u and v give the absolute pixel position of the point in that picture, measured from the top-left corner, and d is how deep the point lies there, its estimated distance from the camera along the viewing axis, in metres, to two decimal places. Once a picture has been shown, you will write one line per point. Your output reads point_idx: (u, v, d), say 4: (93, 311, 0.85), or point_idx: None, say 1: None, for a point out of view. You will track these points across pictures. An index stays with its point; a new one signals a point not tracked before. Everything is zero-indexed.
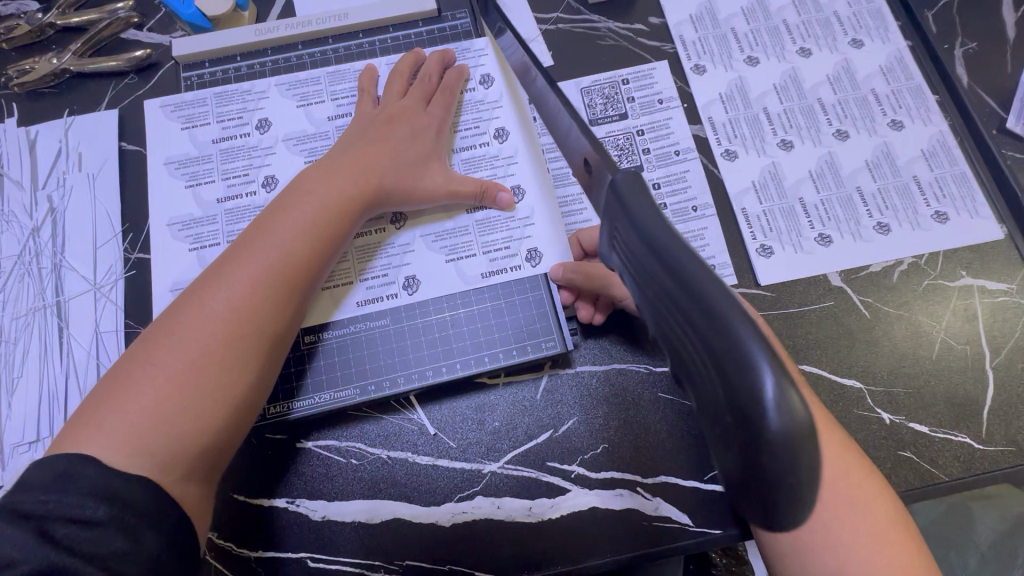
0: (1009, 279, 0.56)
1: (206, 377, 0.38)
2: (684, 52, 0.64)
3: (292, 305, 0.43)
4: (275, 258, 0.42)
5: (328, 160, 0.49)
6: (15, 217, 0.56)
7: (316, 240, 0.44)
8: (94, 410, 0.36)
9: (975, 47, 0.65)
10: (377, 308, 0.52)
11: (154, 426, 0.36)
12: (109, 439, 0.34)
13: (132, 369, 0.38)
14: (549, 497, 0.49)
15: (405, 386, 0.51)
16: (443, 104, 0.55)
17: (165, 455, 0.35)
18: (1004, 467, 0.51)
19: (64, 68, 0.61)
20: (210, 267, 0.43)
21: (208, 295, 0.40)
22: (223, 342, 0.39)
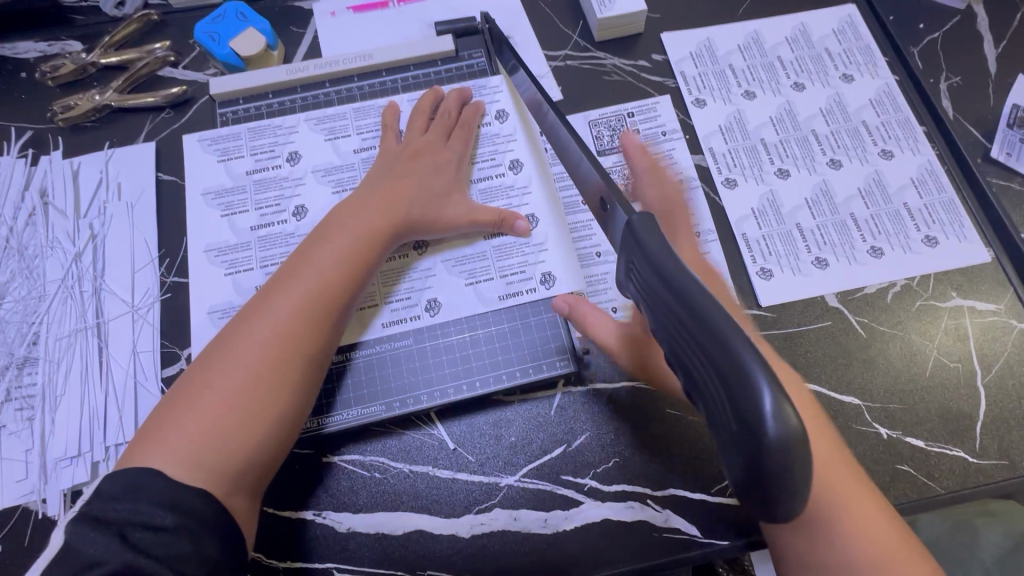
0: (998, 300, 0.59)
1: (256, 398, 0.45)
2: (685, 87, 0.68)
3: (326, 331, 0.49)
4: (311, 290, 0.49)
5: (357, 196, 0.55)
6: (59, 243, 0.60)
7: (346, 274, 0.51)
8: (166, 422, 0.44)
9: (959, 81, 0.69)
10: (400, 329, 0.56)
11: (213, 441, 0.43)
12: (175, 450, 0.42)
13: (193, 390, 0.45)
14: (564, 509, 0.52)
15: (427, 403, 0.54)
16: (461, 138, 0.60)
17: (219, 467, 0.43)
18: (998, 480, 0.53)
19: (106, 104, 0.65)
20: (257, 297, 0.50)
21: (257, 323, 0.48)
22: (270, 368, 0.46)
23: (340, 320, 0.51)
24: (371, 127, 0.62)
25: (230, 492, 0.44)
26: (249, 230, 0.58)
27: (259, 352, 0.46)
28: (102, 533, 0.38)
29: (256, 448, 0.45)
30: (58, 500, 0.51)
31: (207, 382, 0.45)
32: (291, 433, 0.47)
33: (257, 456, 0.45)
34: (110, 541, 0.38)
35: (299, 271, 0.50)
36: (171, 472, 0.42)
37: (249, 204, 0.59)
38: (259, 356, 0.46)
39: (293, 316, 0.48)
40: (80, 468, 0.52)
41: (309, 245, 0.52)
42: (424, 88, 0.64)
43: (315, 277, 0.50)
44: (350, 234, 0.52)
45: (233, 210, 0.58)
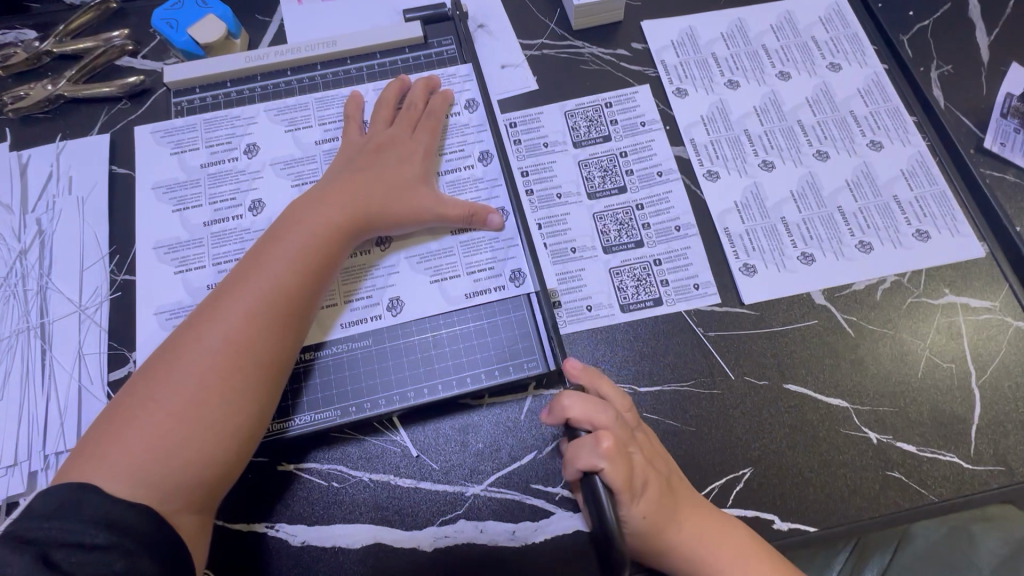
0: (993, 297, 0.56)
1: (205, 408, 0.42)
2: (666, 76, 0.65)
3: (285, 336, 0.46)
4: (267, 292, 0.46)
5: (318, 191, 0.52)
6: (3, 240, 0.57)
7: (304, 273, 0.48)
8: (108, 437, 0.41)
9: (951, 70, 0.66)
10: (358, 330, 0.53)
11: (158, 458, 0.40)
12: (118, 467, 0.40)
13: (139, 398, 0.42)
14: (533, 520, 0.49)
15: (388, 408, 0.51)
16: (430, 129, 0.57)
17: (165, 486, 0.40)
18: (995, 486, 0.50)
19: (59, 94, 0.62)
20: (210, 300, 0.47)
21: (208, 328, 0.44)
22: (222, 377, 0.43)
23: (300, 324, 0.48)
24: (334, 117, 0.59)
25: (177, 509, 0.41)
26: (203, 224, 0.55)
27: (210, 360, 0.43)
28: (23, 554, 0.35)
29: (208, 464, 0.42)
30: None
31: (153, 393, 0.42)
32: (249, 445, 0.44)
33: (209, 470, 0.42)
34: (31, 562, 0.34)
35: (255, 272, 0.47)
36: (112, 490, 0.39)
37: (203, 198, 0.56)
38: (210, 364, 0.43)
39: (248, 320, 0.45)
40: (16, 478, 0.49)
41: (267, 243, 0.49)
42: (391, 77, 0.61)
43: (272, 278, 0.46)
44: (311, 232, 0.49)
45: (189, 204, 0.56)
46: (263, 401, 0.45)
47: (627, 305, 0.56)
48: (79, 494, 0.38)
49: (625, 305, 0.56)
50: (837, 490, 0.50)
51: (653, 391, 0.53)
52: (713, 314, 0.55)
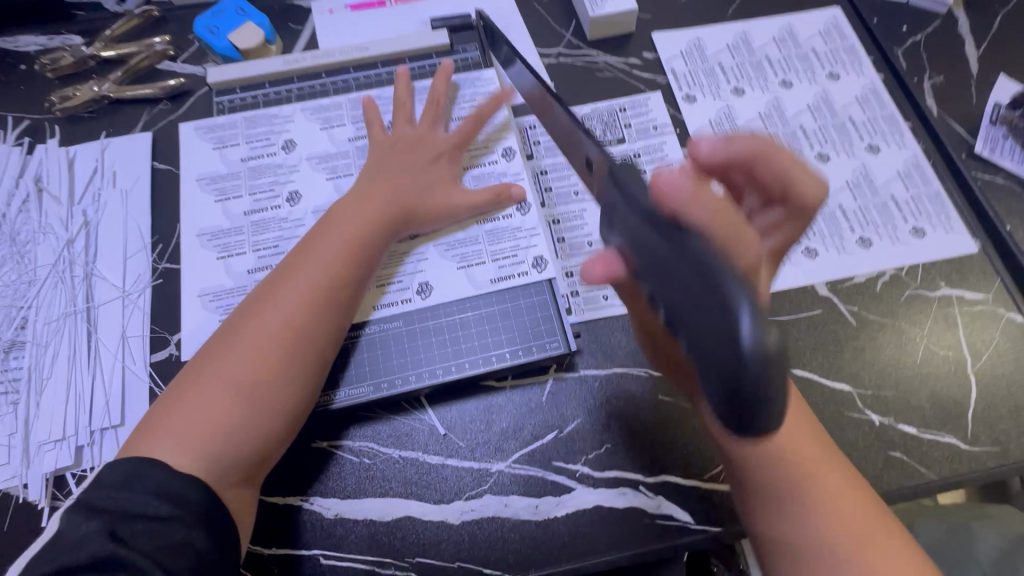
0: (985, 290, 0.60)
1: (265, 388, 0.45)
2: (676, 83, 0.69)
3: (336, 323, 0.49)
4: (320, 280, 0.49)
5: (359, 189, 0.56)
6: (52, 229, 0.60)
7: (352, 264, 0.51)
8: (168, 413, 0.43)
9: (943, 80, 0.70)
10: (391, 311, 0.56)
11: (220, 433, 0.43)
12: (178, 441, 0.42)
13: (200, 378, 0.45)
14: (555, 495, 0.51)
15: (413, 384, 0.53)
16: (463, 136, 0.61)
17: (224, 460, 0.43)
18: (992, 466, 0.53)
19: (104, 95, 0.66)
20: (263, 287, 0.50)
21: (264, 312, 0.47)
22: (279, 359, 0.46)
23: (348, 312, 0.51)
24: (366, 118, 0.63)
25: (231, 483, 0.43)
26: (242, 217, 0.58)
27: (268, 342, 0.46)
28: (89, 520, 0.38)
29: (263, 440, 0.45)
30: (41, 484, 0.50)
31: (213, 373, 0.45)
32: (297, 423, 0.47)
33: (263, 446, 0.45)
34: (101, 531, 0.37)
35: (307, 261, 0.50)
36: (177, 464, 0.41)
37: (243, 191, 0.59)
38: (267, 346, 0.46)
39: (303, 307, 0.48)
40: (64, 452, 0.51)
41: (316, 235, 0.52)
42: (420, 81, 0.65)
43: (321, 268, 0.50)
44: (358, 224, 0.52)
45: (229, 197, 0.59)
46: (314, 382, 0.48)
47: None
48: (143, 466, 0.40)
49: None
50: None
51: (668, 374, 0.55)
52: None
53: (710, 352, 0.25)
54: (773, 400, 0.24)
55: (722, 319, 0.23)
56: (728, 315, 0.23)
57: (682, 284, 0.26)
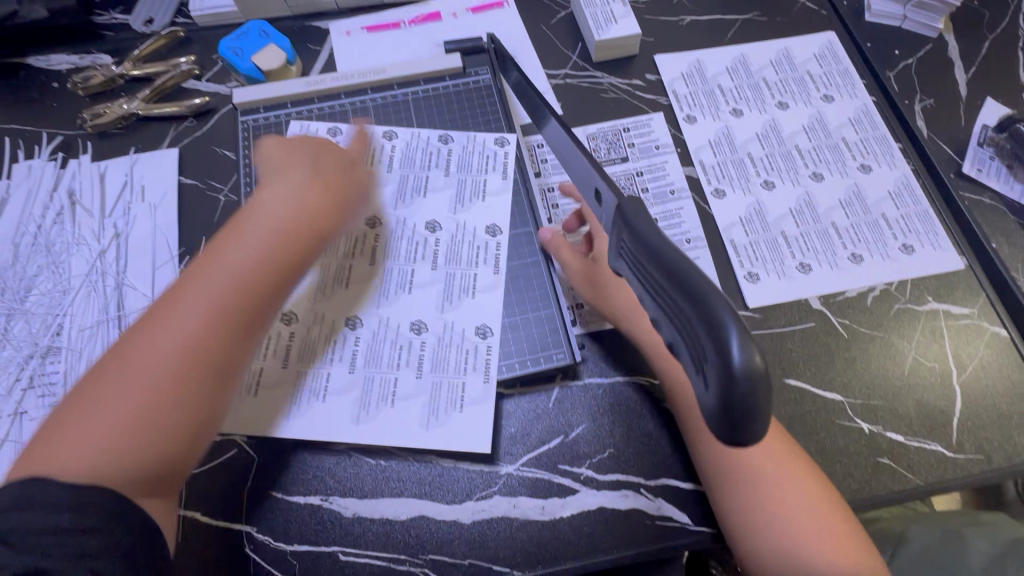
0: (971, 304, 0.63)
1: (165, 407, 0.44)
2: (677, 104, 0.73)
3: (239, 347, 0.48)
4: (213, 301, 0.47)
5: (274, 200, 0.54)
6: (85, 241, 0.63)
7: (242, 285, 0.49)
8: (63, 425, 0.43)
9: (932, 102, 0.74)
10: (396, 320, 0.59)
11: (111, 450, 0.42)
12: (78, 454, 0.42)
13: (88, 395, 0.44)
14: (561, 497, 0.54)
15: (488, 355, 0.58)
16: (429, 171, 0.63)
17: (125, 475, 0.42)
18: (975, 473, 0.56)
19: (133, 112, 0.69)
20: (163, 297, 0.48)
21: (163, 323, 0.46)
22: (174, 374, 0.45)
23: (260, 324, 0.50)
24: (382, 133, 0.66)
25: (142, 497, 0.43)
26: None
27: (166, 361, 0.45)
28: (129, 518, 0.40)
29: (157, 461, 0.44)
30: None
31: (102, 385, 0.44)
32: (206, 436, 0.47)
33: (167, 458, 0.44)
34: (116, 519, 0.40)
35: (214, 271, 0.49)
36: (65, 479, 0.41)
37: None
38: (163, 359, 0.45)
39: (206, 317, 0.47)
40: None
41: (232, 239, 0.51)
42: (434, 102, 0.69)
43: (235, 277, 0.49)
44: (278, 232, 0.52)
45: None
46: (219, 396, 0.47)
47: None
48: (43, 484, 0.40)
49: None
50: (832, 474, 0.55)
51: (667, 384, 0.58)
52: None
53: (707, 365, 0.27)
54: (761, 414, 0.26)
55: (716, 337, 0.26)
56: (721, 334, 0.26)
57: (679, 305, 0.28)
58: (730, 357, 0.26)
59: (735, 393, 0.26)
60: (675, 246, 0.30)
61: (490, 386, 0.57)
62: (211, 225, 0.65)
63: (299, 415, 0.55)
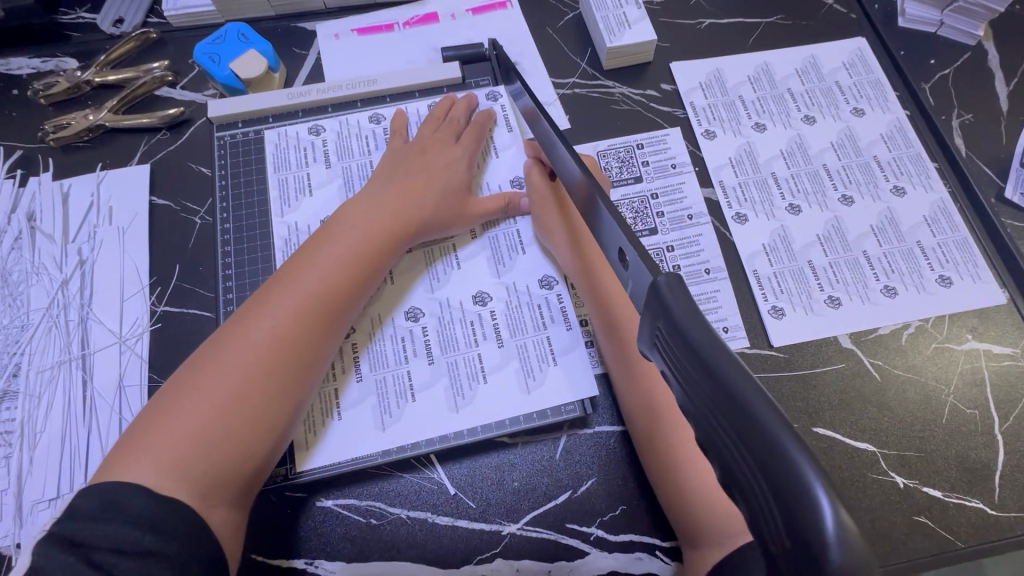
0: (1014, 343, 0.58)
1: (250, 403, 0.43)
2: (695, 117, 0.67)
3: (325, 340, 0.47)
4: (309, 295, 0.47)
5: (366, 194, 0.54)
6: (45, 269, 0.58)
7: (336, 277, 0.48)
8: (146, 427, 0.40)
9: (971, 117, 0.68)
10: (457, 299, 0.55)
11: (201, 451, 0.40)
12: (160, 457, 0.39)
13: (177, 394, 0.42)
14: (568, 560, 0.49)
15: (562, 305, 0.55)
16: (473, 139, 0.59)
17: (207, 481, 0.40)
18: (1019, 533, 0.51)
19: (100, 123, 0.63)
20: (250, 299, 0.47)
21: (252, 323, 0.45)
22: (262, 375, 0.43)
23: (341, 327, 0.49)
24: (367, 118, 0.62)
25: (213, 507, 0.40)
26: (295, 243, 0.56)
27: (258, 354, 0.44)
28: None
29: (237, 462, 0.42)
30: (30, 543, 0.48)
31: (190, 385, 0.42)
32: (280, 443, 0.45)
33: (243, 465, 0.42)
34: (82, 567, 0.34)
35: (301, 271, 0.48)
36: (151, 485, 0.38)
37: (247, 236, 0.57)
38: (253, 359, 0.44)
39: (295, 317, 0.46)
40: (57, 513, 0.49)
41: (317, 239, 0.50)
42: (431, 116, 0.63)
43: (322, 277, 0.48)
44: (360, 232, 0.51)
45: (277, 231, 0.57)
46: (299, 401, 0.46)
47: None
48: (120, 490, 0.37)
49: None
50: (865, 534, 0.51)
51: None
52: (743, 356, 0.57)
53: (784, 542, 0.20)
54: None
55: (794, 510, 0.19)
56: (802, 508, 0.19)
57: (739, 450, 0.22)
58: (819, 541, 0.19)
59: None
60: (730, 355, 0.23)
61: (576, 333, 0.54)
62: (185, 251, 0.59)
63: (393, 421, 0.51)
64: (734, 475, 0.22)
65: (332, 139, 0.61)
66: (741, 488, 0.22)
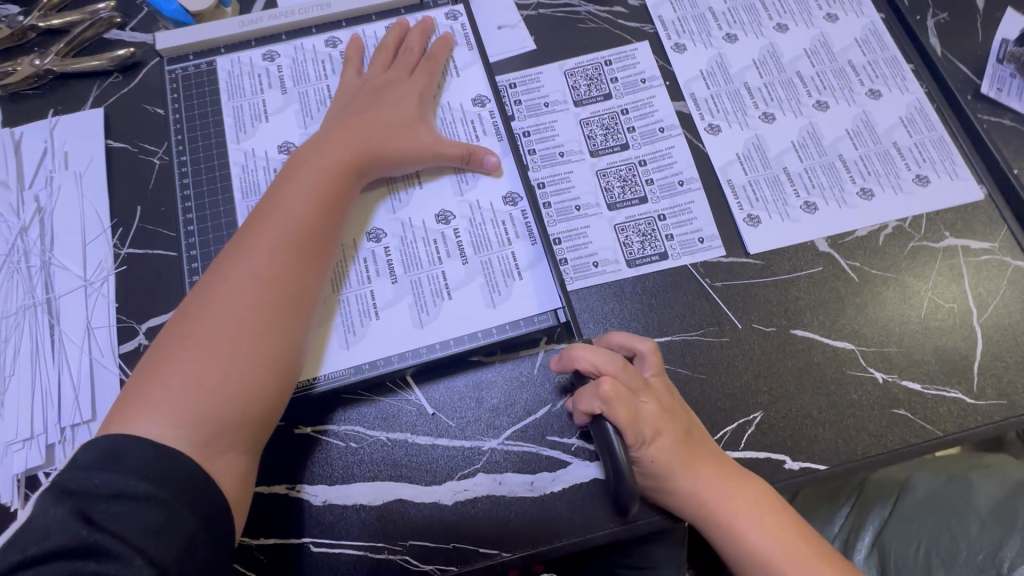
0: (992, 238, 0.57)
1: (243, 342, 0.42)
2: (664, 31, 0.65)
3: (311, 272, 0.46)
4: (286, 231, 0.46)
5: (326, 129, 0.52)
6: (3, 217, 0.56)
7: (310, 212, 0.47)
8: (143, 382, 0.40)
9: (946, 17, 0.66)
10: (419, 219, 0.54)
11: (199, 395, 0.40)
12: (162, 409, 0.39)
13: (169, 348, 0.41)
14: (550, 470, 0.49)
15: (527, 220, 0.54)
16: (429, 71, 0.58)
17: (211, 424, 0.39)
18: (997, 419, 0.51)
19: (48, 69, 0.61)
20: (224, 249, 0.46)
21: (231, 267, 0.44)
22: (251, 315, 0.43)
23: (326, 264, 0.48)
24: (323, 43, 0.60)
25: (219, 452, 0.40)
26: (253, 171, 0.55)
27: (243, 295, 0.43)
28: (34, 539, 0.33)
29: (240, 402, 0.41)
30: (12, 485, 0.48)
31: (179, 337, 0.42)
32: (286, 381, 0.44)
33: (246, 407, 0.41)
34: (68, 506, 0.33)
35: (270, 214, 0.47)
36: (157, 436, 0.38)
37: (207, 169, 0.56)
38: (237, 304, 0.43)
39: (271, 258, 0.45)
40: (34, 452, 0.49)
41: (281, 182, 0.49)
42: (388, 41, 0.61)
43: (293, 213, 0.47)
44: (324, 169, 0.49)
45: (233, 159, 0.56)
46: (294, 337, 0.44)
47: (633, 260, 0.56)
48: (123, 440, 0.37)
49: (631, 260, 0.56)
50: (842, 430, 0.51)
51: (663, 341, 0.53)
52: (720, 265, 0.56)
53: None
54: None
55: None
56: None
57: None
58: None
59: None
60: None
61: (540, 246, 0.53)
62: (146, 193, 0.57)
63: (358, 340, 0.51)
64: None
65: (287, 65, 0.59)
66: None
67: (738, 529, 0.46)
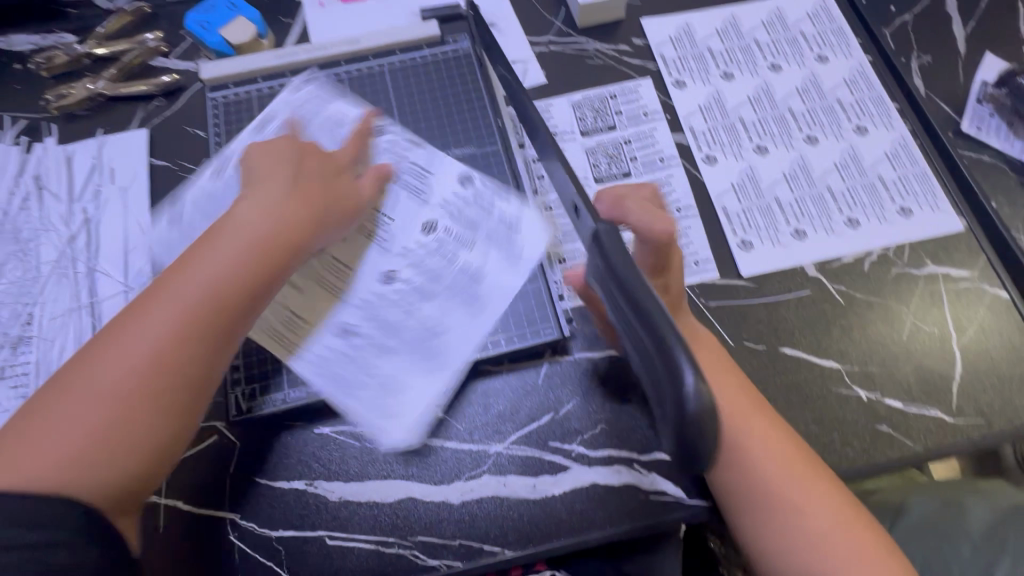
0: (971, 266, 0.61)
1: (131, 411, 0.41)
2: (666, 69, 0.70)
3: (222, 342, 0.45)
4: (198, 296, 0.44)
5: (263, 181, 0.51)
6: (54, 226, 0.61)
7: (228, 277, 0.45)
8: (25, 430, 0.40)
9: (930, 60, 0.71)
10: None
11: (75, 461, 0.39)
12: (35, 466, 0.39)
13: (57, 400, 0.41)
14: (552, 474, 0.53)
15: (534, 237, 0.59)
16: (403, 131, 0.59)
17: (88, 490, 0.39)
18: (975, 438, 0.54)
19: (99, 92, 0.67)
20: (132, 301, 0.45)
21: (132, 326, 0.43)
22: (144, 384, 0.41)
23: (240, 331, 0.46)
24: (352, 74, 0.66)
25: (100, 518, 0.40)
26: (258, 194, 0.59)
27: (137, 360, 0.42)
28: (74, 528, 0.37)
29: (118, 473, 0.40)
30: None
31: (68, 391, 0.41)
32: (173, 453, 0.43)
33: (125, 478, 0.41)
34: None
35: (188, 272, 0.45)
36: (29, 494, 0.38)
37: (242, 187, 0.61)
38: (125, 371, 0.41)
39: (176, 324, 0.43)
40: None
41: (207, 236, 0.47)
42: (411, 73, 0.66)
43: (210, 277, 0.45)
44: (253, 231, 0.47)
45: None
46: (194, 409, 0.43)
47: None
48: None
49: None
50: (827, 444, 0.54)
51: None
52: (714, 286, 0.60)
53: (666, 406, 0.32)
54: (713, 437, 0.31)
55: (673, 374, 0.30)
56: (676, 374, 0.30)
57: (631, 314, 0.34)
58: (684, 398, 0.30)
59: (691, 428, 0.30)
60: (643, 280, 0.34)
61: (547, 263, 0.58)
62: None
63: None
64: (649, 359, 0.33)
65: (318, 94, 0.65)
66: (649, 366, 0.33)
67: (797, 503, 0.46)
